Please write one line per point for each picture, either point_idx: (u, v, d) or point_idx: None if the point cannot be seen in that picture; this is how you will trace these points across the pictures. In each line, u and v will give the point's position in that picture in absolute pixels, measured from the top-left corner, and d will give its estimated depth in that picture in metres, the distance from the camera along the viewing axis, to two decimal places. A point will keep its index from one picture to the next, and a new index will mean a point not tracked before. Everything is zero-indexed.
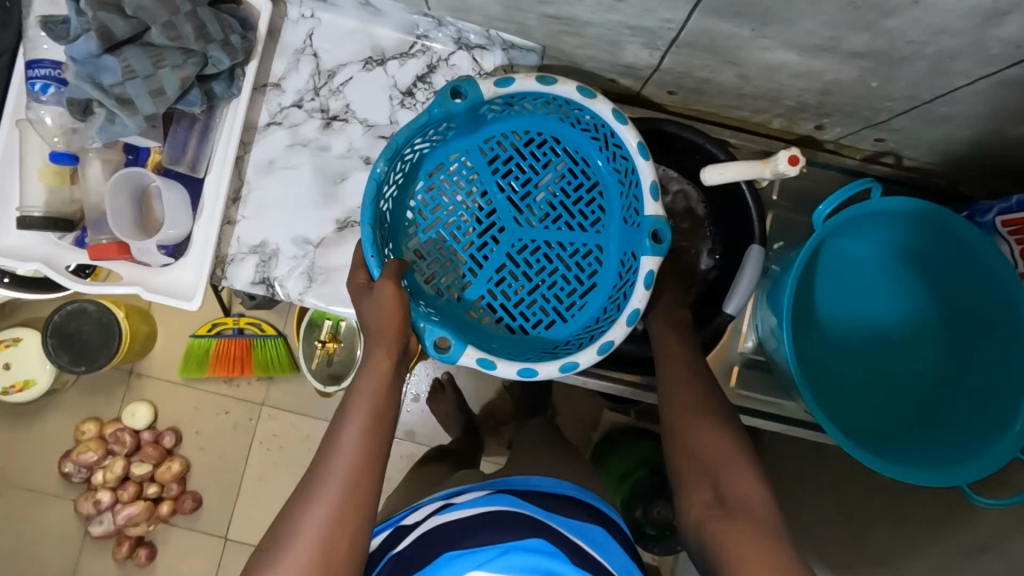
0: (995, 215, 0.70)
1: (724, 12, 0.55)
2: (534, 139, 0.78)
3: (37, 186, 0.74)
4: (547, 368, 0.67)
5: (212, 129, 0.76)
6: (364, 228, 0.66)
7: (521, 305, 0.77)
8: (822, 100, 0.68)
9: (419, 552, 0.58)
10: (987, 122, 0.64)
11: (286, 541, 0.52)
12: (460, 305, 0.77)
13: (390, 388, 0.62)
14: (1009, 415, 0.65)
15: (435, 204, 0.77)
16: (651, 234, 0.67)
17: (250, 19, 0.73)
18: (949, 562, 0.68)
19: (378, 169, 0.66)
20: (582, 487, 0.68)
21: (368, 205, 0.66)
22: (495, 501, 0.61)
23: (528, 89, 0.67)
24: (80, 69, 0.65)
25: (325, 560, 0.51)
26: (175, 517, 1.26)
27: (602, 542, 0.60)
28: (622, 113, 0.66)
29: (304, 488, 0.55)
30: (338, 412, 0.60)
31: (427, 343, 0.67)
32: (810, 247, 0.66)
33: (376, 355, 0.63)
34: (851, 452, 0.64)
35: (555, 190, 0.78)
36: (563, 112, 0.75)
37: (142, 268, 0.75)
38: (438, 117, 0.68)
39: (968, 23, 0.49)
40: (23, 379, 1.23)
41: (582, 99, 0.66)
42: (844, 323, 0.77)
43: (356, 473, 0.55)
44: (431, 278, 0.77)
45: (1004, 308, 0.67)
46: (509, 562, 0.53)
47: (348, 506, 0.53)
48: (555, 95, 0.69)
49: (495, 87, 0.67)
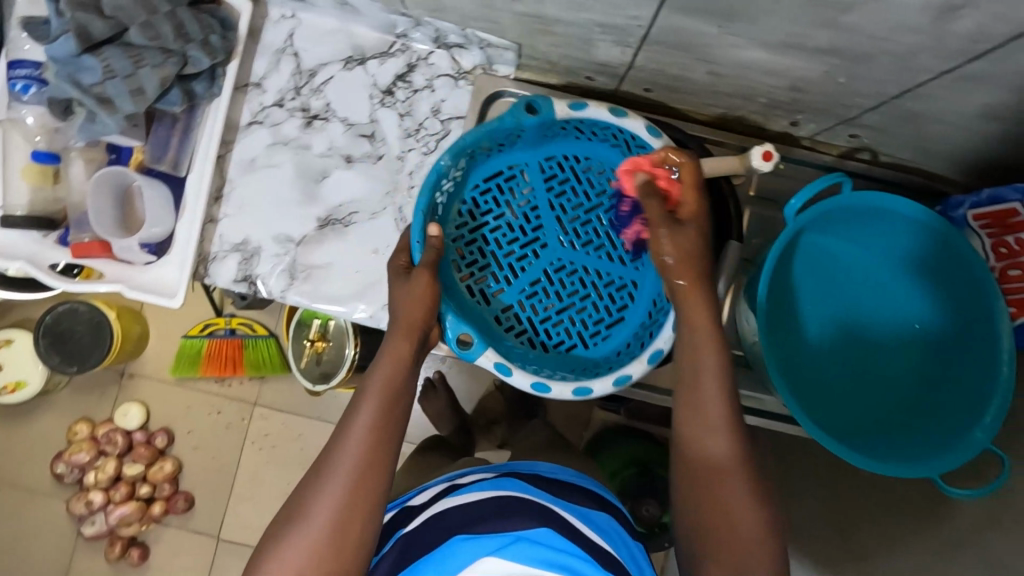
0: (967, 209, 0.71)
1: (690, 9, 0.55)
2: (593, 166, 0.78)
3: (20, 184, 0.74)
4: (562, 387, 0.67)
5: (193, 128, 0.76)
6: (415, 214, 0.67)
7: (548, 322, 0.76)
8: (794, 96, 0.69)
9: (429, 532, 0.57)
10: (956, 117, 0.65)
11: (300, 520, 0.53)
12: (488, 309, 0.76)
13: (409, 372, 0.61)
14: (980, 410, 0.65)
15: (483, 207, 0.77)
16: None
17: (230, 19, 0.74)
18: (930, 558, 0.67)
19: (442, 164, 0.68)
20: (586, 478, 0.70)
21: (425, 194, 0.67)
22: (501, 486, 0.62)
23: (599, 116, 0.70)
24: (60, 69, 0.66)
25: (335, 542, 0.52)
26: (167, 517, 1.26)
27: (605, 529, 0.61)
28: (683, 158, 0.68)
29: (318, 465, 0.56)
30: (356, 394, 0.60)
31: (449, 337, 0.68)
32: (782, 241, 0.67)
33: (394, 342, 0.62)
34: (825, 444, 0.65)
35: (605, 219, 0.77)
36: (627, 146, 0.75)
37: (125, 266, 0.76)
38: (509, 127, 0.69)
39: (925, 18, 0.50)
40: (14, 380, 1.24)
41: (649, 136, 0.70)
42: (827, 319, 0.77)
43: (369, 459, 0.55)
44: (467, 278, 0.76)
45: (977, 304, 0.68)
46: (521, 553, 0.53)
47: (357, 492, 0.54)
48: (623, 128, 0.71)
49: (569, 109, 0.69)
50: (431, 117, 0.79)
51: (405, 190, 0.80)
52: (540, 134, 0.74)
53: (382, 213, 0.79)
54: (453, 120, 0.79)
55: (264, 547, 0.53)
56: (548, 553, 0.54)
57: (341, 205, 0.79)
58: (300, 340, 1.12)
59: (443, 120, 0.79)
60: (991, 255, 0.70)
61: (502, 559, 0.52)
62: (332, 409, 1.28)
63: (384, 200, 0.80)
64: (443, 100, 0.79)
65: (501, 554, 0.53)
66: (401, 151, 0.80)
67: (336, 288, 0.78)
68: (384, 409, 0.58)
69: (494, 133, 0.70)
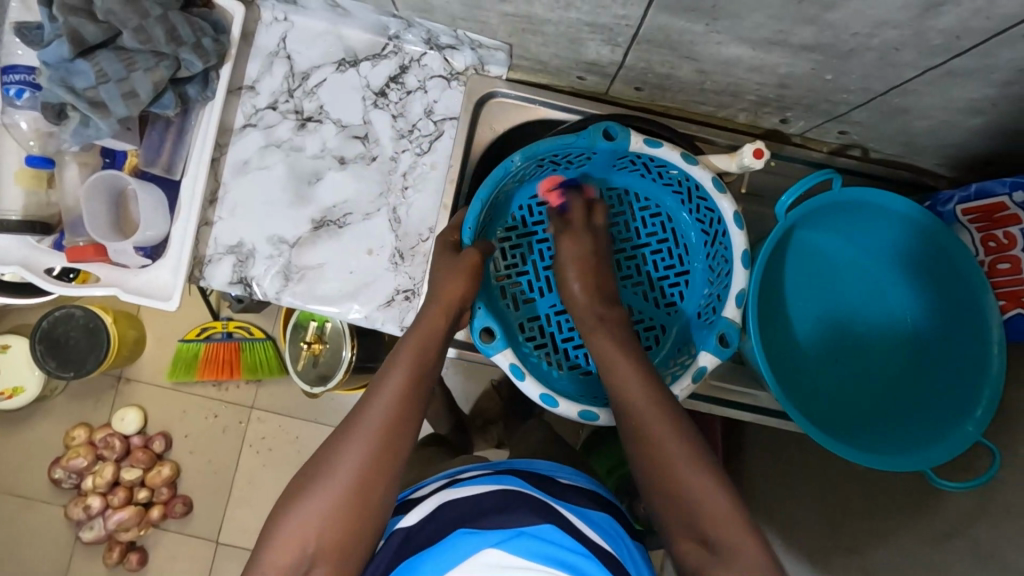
0: (956, 204, 0.71)
1: (676, 8, 0.56)
2: (652, 208, 0.85)
3: (14, 189, 0.75)
4: (568, 406, 0.72)
5: (187, 131, 0.77)
6: (476, 203, 0.71)
7: (569, 341, 0.84)
8: (781, 93, 0.70)
9: (430, 529, 0.57)
10: (941, 112, 0.66)
11: (328, 471, 0.57)
12: (516, 314, 0.84)
13: (437, 345, 0.67)
14: (971, 403, 0.66)
15: (538, 218, 0.85)
16: (719, 335, 0.70)
17: (222, 23, 0.74)
18: (922, 549, 0.68)
19: (512, 163, 0.69)
20: (583, 476, 0.70)
21: (488, 185, 0.70)
22: (503, 482, 0.62)
23: (670, 158, 0.70)
24: (52, 73, 0.66)
25: (362, 491, 0.56)
26: (165, 521, 1.26)
27: (601, 526, 0.62)
28: (741, 217, 0.70)
29: (344, 427, 0.60)
30: (386, 362, 0.65)
31: (475, 327, 0.73)
32: (774, 238, 0.68)
33: (432, 313, 0.69)
34: (819, 441, 0.66)
35: (649, 259, 0.85)
36: (688, 197, 0.81)
37: (121, 269, 0.76)
38: (581, 146, 0.70)
39: (906, 14, 0.50)
40: (12, 386, 1.24)
41: (712, 190, 0.70)
42: (816, 315, 0.78)
43: (399, 418, 0.61)
44: (505, 280, 0.84)
45: (963, 297, 0.69)
46: (523, 546, 0.54)
47: (383, 446, 0.58)
48: (691, 176, 0.73)
49: (643, 144, 0.69)
50: (424, 118, 0.80)
51: (399, 191, 0.80)
52: (608, 167, 0.80)
53: (375, 214, 0.80)
54: (446, 120, 0.80)
55: (289, 499, 0.57)
56: (548, 549, 0.54)
57: (334, 206, 0.80)
58: (296, 342, 1.12)
59: (436, 120, 0.80)
60: (980, 249, 0.70)
61: (503, 551, 0.53)
62: (329, 411, 1.29)
63: (377, 201, 0.80)
64: (436, 101, 0.80)
65: (503, 547, 0.53)
66: (394, 152, 0.80)
67: (330, 290, 0.79)
68: (412, 379, 0.63)
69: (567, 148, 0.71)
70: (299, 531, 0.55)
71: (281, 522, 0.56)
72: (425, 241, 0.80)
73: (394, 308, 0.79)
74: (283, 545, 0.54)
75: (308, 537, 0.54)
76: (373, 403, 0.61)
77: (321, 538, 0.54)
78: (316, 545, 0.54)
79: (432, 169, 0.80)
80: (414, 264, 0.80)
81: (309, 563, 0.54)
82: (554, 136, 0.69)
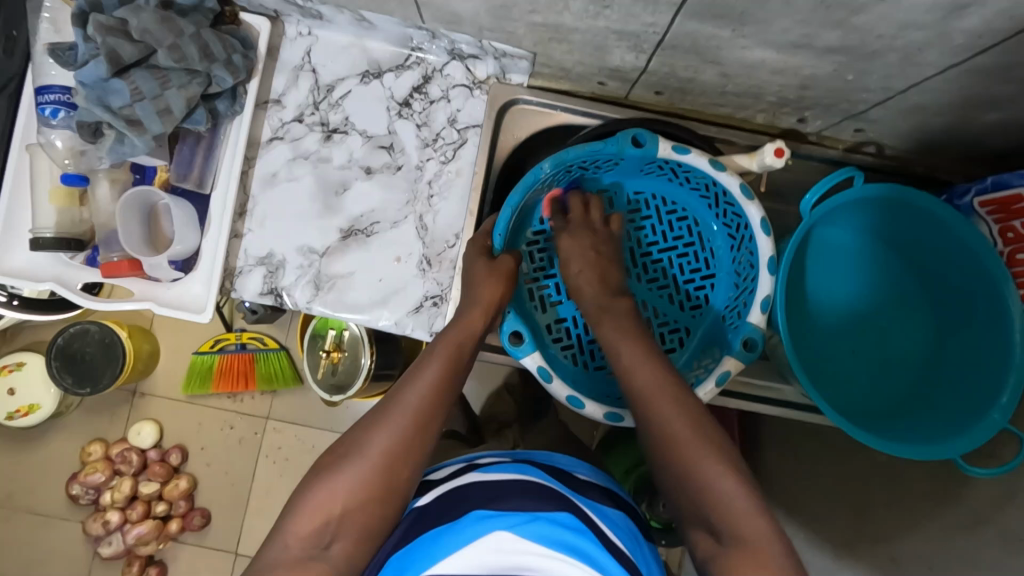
0: (973, 196, 0.73)
1: (704, 15, 0.58)
2: (677, 211, 0.86)
3: (48, 207, 0.76)
4: (595, 407, 0.73)
5: (217, 146, 0.78)
6: (506, 210, 0.74)
7: (595, 344, 0.85)
8: (802, 94, 0.71)
9: (447, 509, 0.58)
10: (959, 108, 0.68)
11: (357, 452, 0.58)
12: (544, 316, 0.85)
13: (469, 341, 0.69)
14: (995, 391, 0.68)
15: None
16: (744, 340, 0.72)
17: (249, 39, 0.76)
18: (948, 537, 0.70)
19: (543, 170, 0.72)
20: (602, 477, 0.71)
21: (519, 193, 0.73)
22: (522, 471, 0.63)
23: (698, 164, 0.72)
24: (90, 93, 0.68)
25: (388, 474, 0.57)
26: (183, 534, 1.27)
27: (616, 523, 0.63)
28: (767, 223, 0.71)
29: (378, 411, 0.61)
30: (421, 357, 0.67)
31: (505, 331, 0.74)
32: (800, 234, 0.69)
33: (470, 316, 0.70)
34: (849, 432, 0.67)
35: (674, 262, 0.86)
36: (712, 200, 0.82)
37: (153, 283, 0.77)
38: (609, 153, 0.72)
39: (932, 16, 0.52)
40: (28, 404, 1.25)
41: (740, 197, 0.71)
42: (838, 309, 0.80)
43: (431, 408, 0.62)
44: (534, 282, 0.86)
45: (983, 290, 0.70)
46: (533, 529, 0.53)
47: (413, 433, 0.60)
48: (717, 180, 0.74)
49: (672, 150, 0.71)
50: (448, 126, 0.82)
51: (425, 199, 0.82)
52: (635, 170, 0.82)
53: (403, 222, 0.81)
54: (470, 128, 0.82)
55: (318, 473, 0.58)
56: (565, 535, 0.54)
57: (362, 216, 0.81)
58: (316, 351, 1.13)
59: (459, 129, 0.82)
60: (999, 240, 0.72)
61: (517, 534, 0.52)
62: (345, 418, 1.30)
63: (405, 209, 0.81)
64: (459, 110, 0.82)
65: (518, 530, 0.53)
66: (419, 160, 0.82)
67: (359, 297, 0.80)
68: (447, 374, 0.65)
69: (595, 155, 0.73)
70: (326, 506, 0.56)
71: (308, 492, 0.57)
72: (452, 247, 0.81)
73: (423, 314, 0.80)
74: (307, 513, 0.55)
75: (333, 509, 0.55)
76: (408, 392, 0.62)
77: (345, 510, 0.56)
78: (339, 517, 0.55)
79: (457, 176, 0.82)
80: (442, 271, 0.81)
81: (332, 534, 0.55)
82: (585, 142, 0.71)
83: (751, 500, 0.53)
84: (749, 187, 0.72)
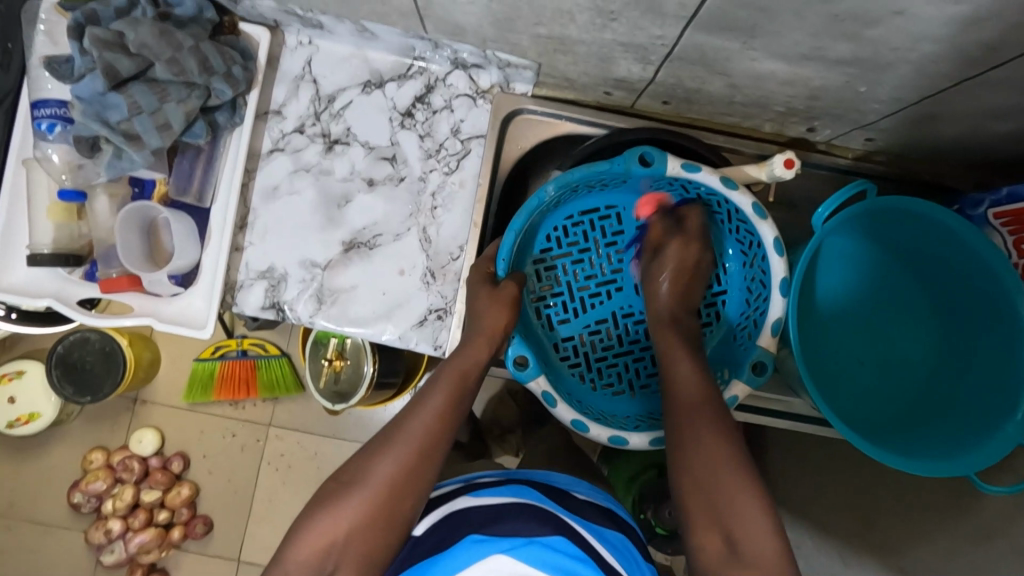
0: (986, 208, 0.72)
1: (713, 28, 0.56)
2: None
3: (45, 222, 0.74)
4: (599, 430, 0.71)
5: (216, 159, 0.77)
6: (508, 236, 0.72)
7: (603, 362, 0.84)
8: (811, 104, 0.70)
9: (443, 533, 0.57)
10: (973, 119, 0.66)
11: (360, 481, 0.57)
12: (550, 335, 0.84)
13: (475, 366, 0.68)
14: (1010, 405, 0.66)
15: (573, 237, 0.85)
16: (753, 364, 0.71)
17: (249, 50, 0.74)
18: (957, 549, 0.69)
19: (546, 193, 0.71)
20: (603, 495, 0.70)
21: (521, 217, 0.72)
22: (521, 493, 0.61)
23: (708, 182, 0.70)
24: (86, 108, 0.67)
25: (391, 504, 0.56)
26: (186, 541, 1.26)
27: (618, 548, 0.61)
28: (781, 244, 0.70)
29: (384, 436, 0.61)
30: (428, 381, 0.66)
31: (510, 357, 0.73)
32: (809, 249, 0.68)
33: (475, 345, 0.69)
34: (858, 446, 0.65)
35: None
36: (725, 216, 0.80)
37: (153, 299, 0.76)
38: (617, 172, 0.70)
39: (948, 29, 0.51)
40: (28, 412, 1.24)
41: (753, 216, 0.70)
42: (847, 320, 0.79)
43: (435, 437, 0.61)
44: (540, 299, 0.85)
45: (996, 302, 0.69)
46: (531, 555, 0.53)
47: (417, 462, 0.58)
48: (729, 198, 0.72)
49: (681, 169, 0.69)
50: (451, 137, 0.80)
51: (428, 212, 0.80)
52: (642, 185, 0.80)
53: (405, 234, 0.80)
54: (473, 139, 0.80)
55: (320, 501, 0.57)
56: (560, 559, 0.54)
57: (364, 228, 0.80)
58: (317, 358, 1.12)
59: (463, 139, 0.80)
60: (1013, 251, 0.70)
61: (514, 559, 0.53)
62: (348, 425, 1.29)
63: (408, 221, 0.80)
64: (462, 120, 0.80)
65: (513, 554, 0.53)
66: (422, 172, 0.80)
67: (363, 310, 0.79)
68: (453, 399, 0.64)
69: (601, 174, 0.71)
70: (325, 536, 0.55)
71: (310, 519, 0.56)
72: (456, 259, 0.80)
73: (427, 329, 0.79)
74: (308, 540, 0.55)
75: (333, 539, 0.55)
76: (413, 419, 0.61)
77: (346, 541, 0.55)
78: (341, 545, 0.54)
79: (460, 188, 0.81)
80: (445, 284, 0.80)
81: (335, 562, 0.54)
82: (589, 163, 0.70)
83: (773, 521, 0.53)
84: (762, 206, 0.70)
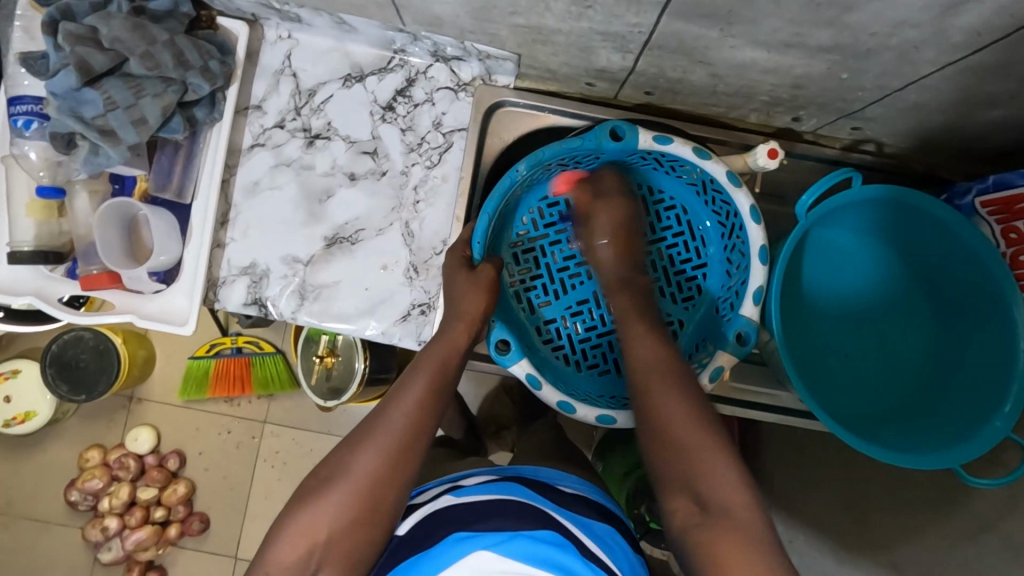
0: (974, 196, 0.71)
1: (690, 15, 0.55)
2: (664, 200, 0.84)
3: (25, 221, 0.74)
4: (586, 411, 0.71)
5: (196, 155, 0.76)
6: (484, 218, 0.72)
7: (587, 343, 0.84)
8: (795, 94, 0.69)
9: (430, 531, 0.56)
10: (959, 106, 0.65)
11: (341, 474, 0.57)
12: (531, 319, 0.84)
13: (455, 358, 0.67)
14: (999, 396, 0.65)
15: (549, 220, 0.84)
16: (737, 335, 0.71)
17: (228, 44, 0.73)
18: (949, 543, 0.68)
19: (518, 172, 0.71)
20: (592, 489, 0.69)
21: (495, 199, 0.71)
22: (506, 489, 0.61)
23: (682, 153, 0.70)
24: (61, 103, 0.67)
25: (374, 496, 0.56)
26: (183, 539, 1.26)
27: (605, 540, 0.60)
28: (757, 211, 0.69)
29: (361, 430, 0.60)
30: (407, 370, 0.65)
31: (490, 341, 0.73)
32: (794, 239, 0.67)
33: (455, 331, 0.69)
34: (847, 442, 0.64)
35: (664, 254, 0.84)
36: (701, 188, 0.80)
37: (134, 295, 0.76)
38: (588, 148, 0.71)
39: (927, 13, 0.50)
40: (24, 411, 1.24)
41: (728, 184, 0.69)
42: (836, 314, 0.79)
43: (417, 426, 0.60)
44: (518, 282, 0.84)
45: (989, 296, 0.68)
46: (517, 549, 0.53)
47: (399, 451, 0.58)
48: (702, 168, 0.72)
49: (652, 142, 0.69)
50: (433, 130, 0.80)
51: (411, 206, 0.80)
52: (615, 161, 0.79)
53: (389, 229, 0.79)
54: (456, 132, 0.80)
55: (301, 497, 0.57)
56: (546, 551, 0.53)
57: (346, 224, 0.79)
58: (309, 356, 1.11)
59: (445, 132, 0.80)
60: (1001, 241, 0.69)
61: (499, 555, 0.52)
62: (343, 422, 1.28)
63: (390, 215, 0.79)
64: (445, 113, 0.80)
65: (498, 549, 0.52)
66: (404, 166, 0.80)
67: (346, 307, 0.78)
68: (433, 393, 0.63)
69: (574, 151, 0.71)
70: (308, 532, 0.54)
71: (292, 516, 0.55)
72: (439, 254, 0.80)
73: (411, 323, 0.79)
74: (290, 542, 0.54)
75: (316, 536, 0.54)
76: (393, 410, 0.60)
77: (329, 537, 0.54)
78: (324, 544, 0.54)
79: (442, 182, 0.80)
80: (429, 278, 0.79)
81: (317, 562, 0.53)
82: (560, 140, 0.70)
83: (743, 475, 0.53)
84: (736, 174, 0.70)
